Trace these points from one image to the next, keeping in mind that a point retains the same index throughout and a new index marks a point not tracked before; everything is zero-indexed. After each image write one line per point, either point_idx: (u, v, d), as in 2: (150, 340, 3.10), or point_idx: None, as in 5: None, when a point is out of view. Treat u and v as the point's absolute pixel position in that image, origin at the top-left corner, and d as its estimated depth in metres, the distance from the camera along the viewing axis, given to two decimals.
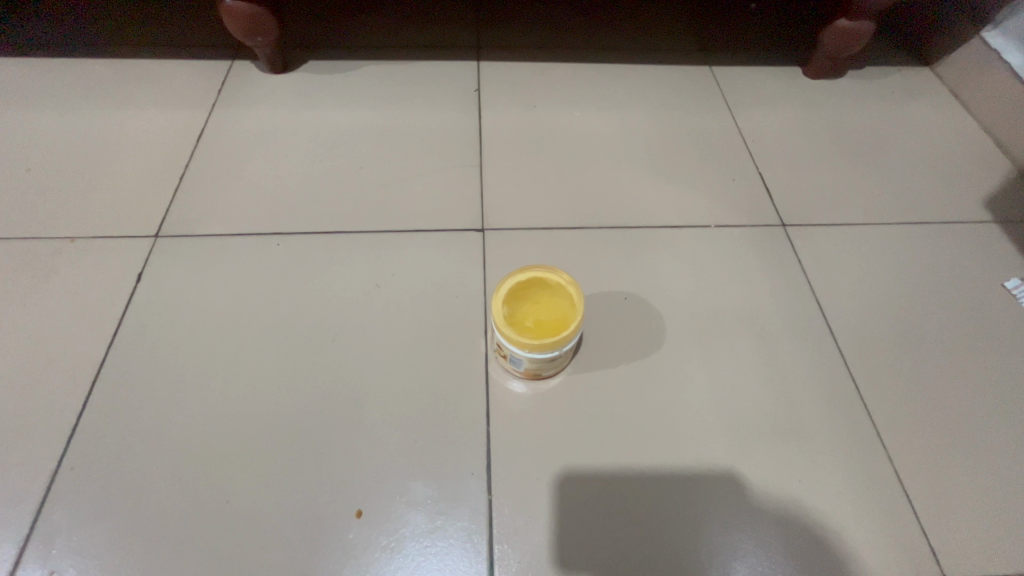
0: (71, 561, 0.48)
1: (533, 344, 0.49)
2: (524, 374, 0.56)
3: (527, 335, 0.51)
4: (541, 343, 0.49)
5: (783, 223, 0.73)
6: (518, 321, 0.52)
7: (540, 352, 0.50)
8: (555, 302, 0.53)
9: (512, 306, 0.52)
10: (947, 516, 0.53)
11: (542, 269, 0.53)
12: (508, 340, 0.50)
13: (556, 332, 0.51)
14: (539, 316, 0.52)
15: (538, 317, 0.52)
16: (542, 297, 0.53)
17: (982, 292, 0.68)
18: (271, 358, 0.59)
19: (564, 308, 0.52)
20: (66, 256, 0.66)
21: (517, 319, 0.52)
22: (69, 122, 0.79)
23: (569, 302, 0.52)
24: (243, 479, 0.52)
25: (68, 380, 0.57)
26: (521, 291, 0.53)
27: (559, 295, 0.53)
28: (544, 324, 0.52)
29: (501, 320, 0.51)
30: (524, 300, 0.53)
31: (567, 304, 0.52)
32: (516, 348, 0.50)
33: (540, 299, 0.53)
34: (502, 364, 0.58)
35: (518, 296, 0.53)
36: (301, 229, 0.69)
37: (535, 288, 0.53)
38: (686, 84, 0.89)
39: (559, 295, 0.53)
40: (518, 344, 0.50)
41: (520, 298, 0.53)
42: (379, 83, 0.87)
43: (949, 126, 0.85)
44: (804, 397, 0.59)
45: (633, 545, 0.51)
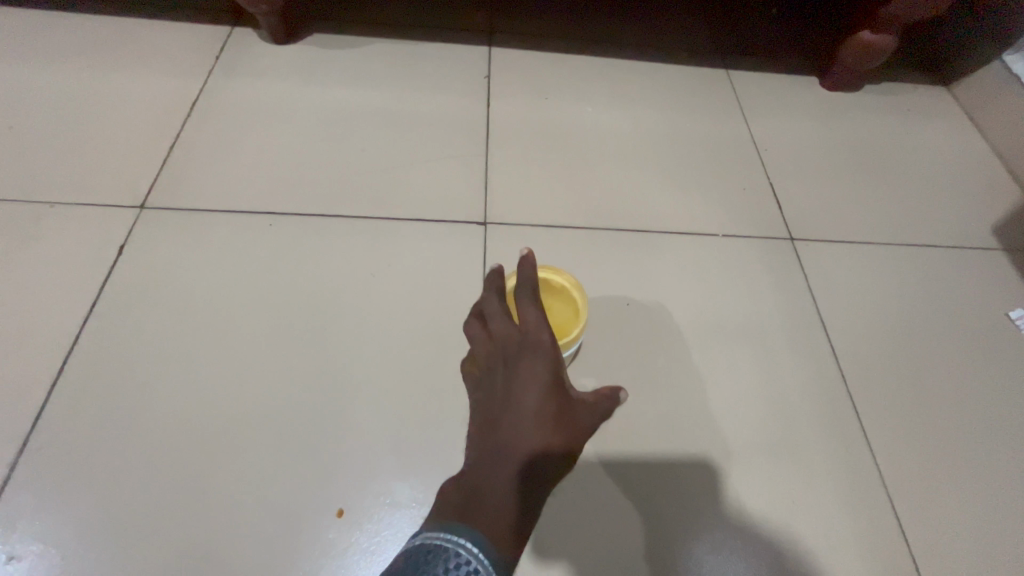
0: (33, 548, 0.46)
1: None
2: None
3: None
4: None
5: (792, 237, 0.71)
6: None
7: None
8: (560, 305, 0.51)
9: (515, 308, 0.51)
10: (936, 545, 0.53)
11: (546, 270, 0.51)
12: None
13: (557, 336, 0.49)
14: (541, 318, 0.51)
15: None
16: (547, 299, 0.51)
17: (986, 321, 0.67)
18: (257, 344, 0.57)
19: (568, 312, 0.50)
20: (46, 222, 0.63)
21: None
22: (57, 80, 0.75)
23: (573, 306, 0.50)
24: (222, 470, 0.50)
25: (39, 354, 0.55)
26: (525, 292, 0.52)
27: (562, 297, 0.51)
28: (546, 328, 0.50)
29: None
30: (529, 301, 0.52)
31: (570, 307, 0.50)
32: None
33: (544, 302, 0.51)
34: None
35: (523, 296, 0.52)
36: (297, 210, 0.66)
37: (540, 289, 0.52)
38: (702, 87, 0.87)
39: (563, 297, 0.51)
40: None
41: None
42: (385, 61, 0.84)
43: (963, 149, 0.84)
44: (801, 417, 0.58)
45: (621, 560, 0.50)
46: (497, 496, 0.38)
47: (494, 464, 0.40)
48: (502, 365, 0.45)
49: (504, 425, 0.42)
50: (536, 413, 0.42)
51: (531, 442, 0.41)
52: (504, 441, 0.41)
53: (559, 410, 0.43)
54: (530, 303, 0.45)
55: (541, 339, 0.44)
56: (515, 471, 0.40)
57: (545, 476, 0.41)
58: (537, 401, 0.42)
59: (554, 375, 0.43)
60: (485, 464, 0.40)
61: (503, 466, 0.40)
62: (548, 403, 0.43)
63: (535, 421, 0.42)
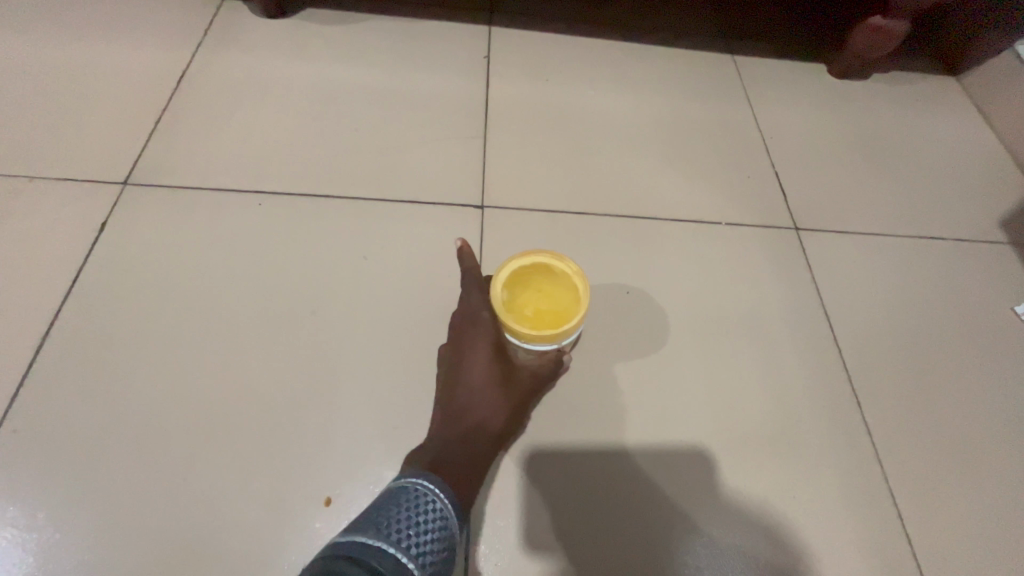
0: (6, 534, 0.44)
1: (526, 334, 0.44)
2: None
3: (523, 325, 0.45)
4: (536, 335, 0.44)
5: (796, 227, 0.70)
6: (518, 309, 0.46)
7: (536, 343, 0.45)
8: (560, 291, 0.47)
9: (512, 290, 0.47)
10: (935, 542, 0.52)
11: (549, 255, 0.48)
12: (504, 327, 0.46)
13: (556, 323, 0.45)
14: (540, 303, 0.47)
15: (539, 306, 0.46)
16: (547, 285, 0.48)
17: (991, 315, 0.66)
18: (243, 327, 0.55)
19: (569, 300, 0.47)
20: (24, 197, 0.60)
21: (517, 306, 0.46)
22: (38, 50, 0.72)
23: (573, 294, 0.47)
24: (205, 456, 0.49)
25: (15, 334, 0.52)
26: (525, 275, 0.48)
27: (564, 284, 0.47)
28: (544, 313, 0.46)
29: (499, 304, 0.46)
30: (528, 285, 0.48)
31: (572, 294, 0.47)
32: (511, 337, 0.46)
33: (544, 287, 0.48)
34: None
35: (521, 280, 0.48)
36: (287, 190, 0.64)
37: (538, 275, 0.48)
38: (707, 72, 0.84)
39: (564, 284, 0.47)
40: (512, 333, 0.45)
41: (523, 284, 0.48)
42: (382, 39, 0.81)
43: (971, 141, 0.82)
44: (803, 410, 0.57)
45: (616, 553, 0.49)
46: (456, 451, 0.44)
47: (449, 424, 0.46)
48: (455, 344, 0.50)
49: (459, 394, 0.48)
50: (485, 381, 0.47)
51: (483, 408, 0.47)
52: (460, 407, 0.47)
53: (506, 377, 0.48)
54: (476, 289, 0.49)
55: (485, 318, 0.47)
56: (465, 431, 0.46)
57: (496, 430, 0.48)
58: (486, 372, 0.47)
59: (502, 348, 0.47)
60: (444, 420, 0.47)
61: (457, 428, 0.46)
62: (497, 373, 0.48)
63: (485, 388, 0.47)
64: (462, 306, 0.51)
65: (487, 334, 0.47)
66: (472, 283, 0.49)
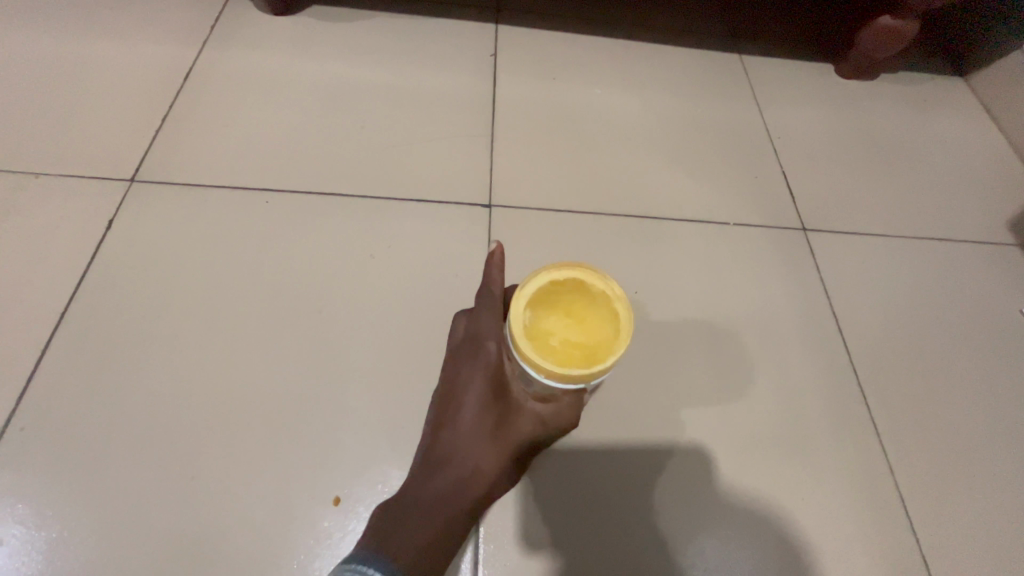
0: (15, 531, 0.44)
1: (552, 363, 0.35)
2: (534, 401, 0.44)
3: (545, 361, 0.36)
4: (559, 375, 0.35)
5: (804, 227, 0.69)
6: (541, 337, 0.37)
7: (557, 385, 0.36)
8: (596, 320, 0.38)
9: (535, 313, 0.38)
10: (944, 543, 0.52)
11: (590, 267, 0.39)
12: (523, 350, 0.36)
13: (587, 362, 0.36)
14: (569, 332, 0.37)
15: (568, 336, 0.37)
16: (582, 308, 0.38)
17: (1000, 316, 0.66)
18: (251, 325, 0.55)
19: (605, 331, 0.37)
20: (31, 194, 0.60)
21: (538, 334, 0.37)
22: (44, 46, 0.72)
23: (612, 324, 0.37)
24: (213, 454, 0.49)
25: (22, 331, 0.52)
26: (555, 295, 0.38)
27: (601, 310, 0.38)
28: (572, 345, 0.36)
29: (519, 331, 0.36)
30: (557, 306, 0.38)
31: (612, 325, 0.37)
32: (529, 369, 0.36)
33: (577, 311, 0.38)
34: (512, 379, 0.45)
35: (550, 299, 0.38)
36: (294, 188, 0.64)
37: (571, 292, 0.38)
38: (715, 71, 0.84)
39: (602, 309, 0.38)
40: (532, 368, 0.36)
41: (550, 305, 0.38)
42: (388, 37, 0.80)
43: (979, 142, 0.82)
44: (812, 411, 0.57)
45: (625, 554, 0.49)
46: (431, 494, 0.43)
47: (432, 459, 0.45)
48: (453, 370, 0.46)
49: (446, 429, 0.45)
50: (477, 421, 0.44)
51: (468, 450, 0.44)
52: (445, 444, 0.45)
53: (502, 418, 0.44)
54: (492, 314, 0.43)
55: (490, 355, 0.43)
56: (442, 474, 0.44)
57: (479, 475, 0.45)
58: (479, 410, 0.44)
59: (502, 390, 0.43)
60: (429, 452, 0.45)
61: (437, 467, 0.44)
62: (491, 413, 0.44)
63: (475, 428, 0.44)
64: (470, 327, 0.46)
65: (487, 373, 0.43)
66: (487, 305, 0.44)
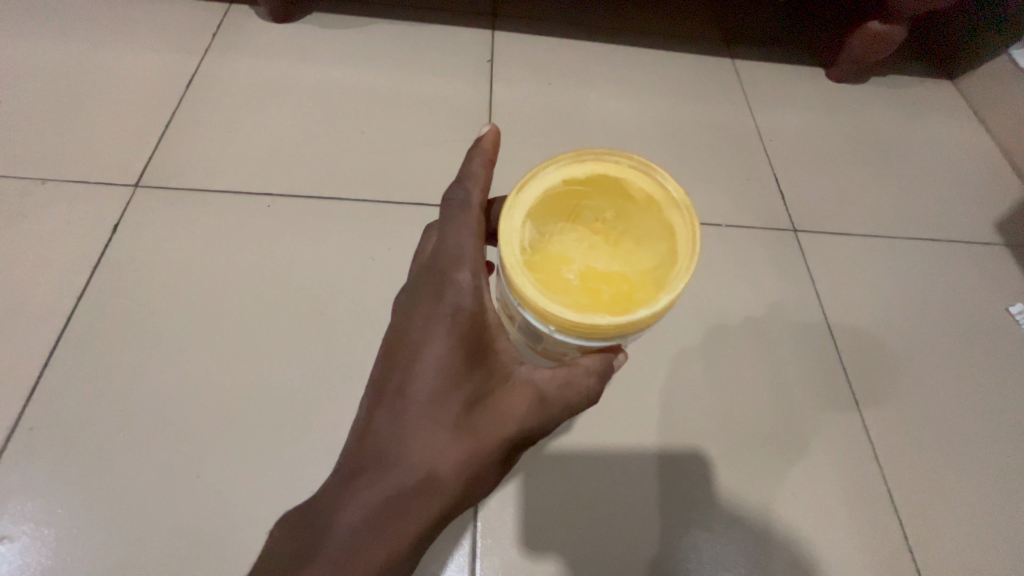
0: (26, 528, 0.46)
1: (567, 305, 0.29)
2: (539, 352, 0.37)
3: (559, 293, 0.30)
4: (574, 320, 0.29)
5: (795, 228, 0.71)
6: (551, 263, 0.31)
7: (574, 335, 0.30)
8: (632, 241, 0.32)
9: (543, 230, 0.32)
10: (930, 535, 0.54)
11: (628, 161, 0.33)
12: (530, 280, 0.30)
13: (618, 304, 0.30)
14: (591, 258, 0.31)
15: (592, 266, 0.31)
16: (612, 222, 0.32)
17: (986, 315, 0.67)
18: (254, 327, 0.56)
19: (641, 259, 0.31)
20: (37, 199, 0.61)
21: (547, 258, 0.31)
22: (48, 54, 0.73)
23: (647, 252, 0.32)
24: (218, 453, 0.50)
25: (30, 334, 0.53)
26: (574, 204, 0.33)
27: (639, 227, 0.33)
28: (595, 277, 0.31)
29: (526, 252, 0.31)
30: (574, 224, 0.32)
31: (652, 251, 0.32)
32: (531, 317, 0.31)
33: (603, 228, 0.32)
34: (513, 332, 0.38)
35: (568, 210, 0.33)
36: (295, 192, 0.65)
37: (600, 203, 0.33)
38: (708, 75, 0.85)
39: (640, 225, 0.33)
40: (531, 310, 0.30)
41: (565, 219, 0.33)
42: (387, 43, 0.82)
43: (967, 143, 0.84)
44: (802, 408, 0.58)
45: (619, 548, 0.51)
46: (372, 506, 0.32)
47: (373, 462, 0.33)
48: (409, 339, 0.35)
49: (397, 420, 0.34)
50: (438, 409, 0.34)
51: (424, 453, 0.33)
52: (392, 443, 0.33)
53: (480, 398, 0.35)
54: (468, 234, 0.36)
55: (464, 297, 0.34)
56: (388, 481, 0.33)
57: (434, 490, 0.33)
58: (444, 392, 0.34)
59: (479, 359, 0.35)
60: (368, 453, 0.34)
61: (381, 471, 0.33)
62: (460, 397, 0.34)
63: (436, 419, 0.34)
64: (440, 275, 0.35)
65: (456, 325, 0.34)
66: (459, 223, 0.36)
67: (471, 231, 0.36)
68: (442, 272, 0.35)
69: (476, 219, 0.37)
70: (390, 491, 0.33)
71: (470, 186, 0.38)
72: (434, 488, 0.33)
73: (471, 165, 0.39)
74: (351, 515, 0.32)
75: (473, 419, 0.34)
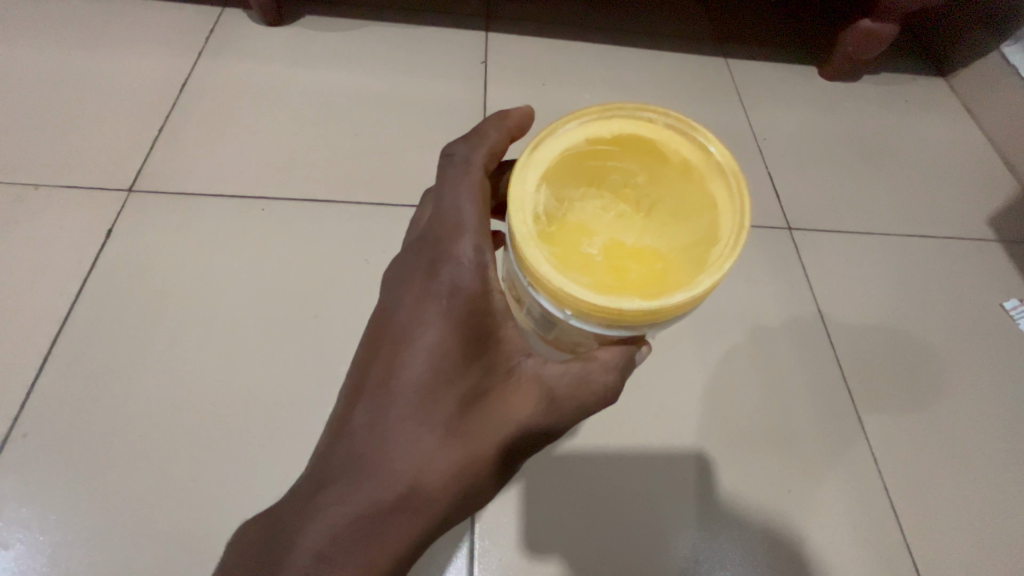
0: (20, 536, 0.45)
1: (587, 279, 0.29)
2: (552, 343, 0.37)
3: (582, 269, 0.29)
4: (597, 304, 0.28)
5: (790, 226, 0.71)
6: (571, 234, 0.30)
7: (592, 320, 0.30)
8: (666, 209, 0.31)
9: (562, 197, 0.31)
10: (927, 532, 0.54)
11: (663, 119, 0.33)
12: (548, 255, 0.30)
13: (645, 285, 0.29)
14: (618, 228, 0.30)
15: (617, 237, 0.30)
16: (643, 187, 0.32)
17: (982, 311, 0.67)
18: (249, 331, 0.56)
19: (673, 230, 0.31)
20: (30, 205, 0.61)
21: (566, 228, 0.30)
22: (40, 59, 0.73)
23: (682, 222, 0.31)
24: (214, 458, 0.50)
25: (24, 340, 0.53)
26: (598, 172, 0.32)
27: (673, 193, 0.32)
28: (622, 250, 0.30)
29: (543, 225, 0.30)
30: (598, 190, 0.32)
31: (688, 222, 0.31)
32: (546, 299, 0.30)
33: (633, 193, 0.31)
34: (520, 318, 0.37)
35: (589, 177, 0.32)
36: (290, 195, 0.65)
37: (631, 168, 0.32)
38: (702, 75, 0.86)
39: (674, 192, 0.32)
40: (547, 289, 0.29)
41: (587, 184, 0.32)
42: (381, 46, 0.82)
43: (961, 141, 0.84)
44: (799, 406, 0.58)
45: (617, 547, 0.51)
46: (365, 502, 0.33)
47: (366, 456, 0.34)
48: (405, 327, 0.35)
49: (392, 411, 0.34)
50: (434, 401, 0.34)
51: (421, 447, 0.34)
52: (387, 436, 0.34)
53: (478, 389, 0.35)
54: (468, 196, 0.35)
55: (462, 277, 0.35)
56: (382, 475, 0.33)
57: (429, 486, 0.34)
58: (439, 384, 0.34)
59: (480, 349, 0.35)
60: (361, 446, 0.34)
61: (376, 465, 0.33)
62: (459, 390, 0.34)
63: (433, 412, 0.34)
64: (438, 258, 0.35)
65: (453, 310, 0.35)
66: (461, 185, 0.36)
67: (473, 194, 0.35)
68: (441, 248, 0.35)
69: (479, 179, 0.36)
70: (383, 486, 0.33)
71: (478, 149, 0.37)
72: (424, 481, 0.34)
73: (487, 127, 0.38)
74: (336, 510, 0.32)
75: (469, 410, 0.34)
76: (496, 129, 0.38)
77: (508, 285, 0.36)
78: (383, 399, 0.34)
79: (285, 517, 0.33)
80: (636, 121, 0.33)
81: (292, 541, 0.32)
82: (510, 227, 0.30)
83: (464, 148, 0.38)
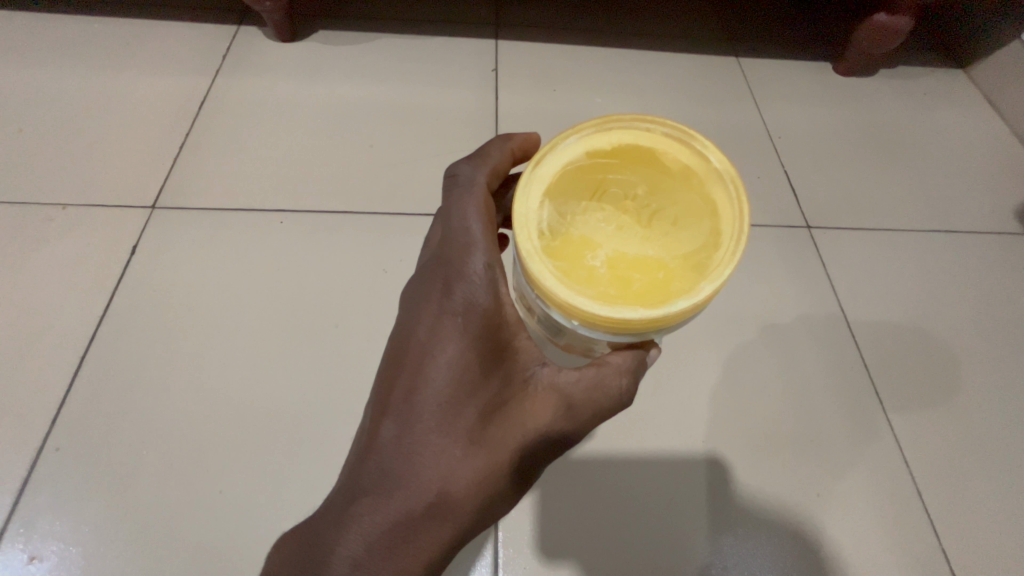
0: (54, 548, 0.46)
1: (590, 292, 0.29)
2: (564, 348, 0.37)
3: (585, 283, 0.29)
4: (601, 316, 0.28)
5: (809, 224, 0.70)
6: (574, 248, 0.30)
7: (599, 329, 0.30)
8: (667, 218, 0.31)
9: (564, 212, 0.31)
10: (964, 534, 0.52)
11: (659, 129, 0.33)
12: (551, 270, 0.30)
13: (650, 294, 0.29)
14: (621, 240, 0.30)
15: (620, 249, 0.30)
16: (644, 198, 0.31)
17: (1013, 306, 0.66)
18: (270, 343, 0.56)
19: (675, 239, 0.30)
20: (58, 223, 0.63)
21: (570, 242, 0.30)
22: (65, 82, 0.75)
23: (683, 229, 0.31)
24: (240, 468, 0.50)
25: (55, 356, 0.55)
26: (599, 185, 0.32)
27: (675, 202, 0.31)
28: (625, 261, 0.30)
29: (545, 241, 0.31)
30: (599, 202, 0.31)
31: (690, 229, 0.30)
32: (554, 311, 0.31)
33: (634, 204, 0.31)
34: (533, 326, 0.38)
35: (591, 190, 0.32)
36: (307, 207, 0.66)
37: (631, 179, 0.32)
38: (713, 74, 0.85)
39: (675, 200, 0.31)
40: (553, 303, 0.30)
41: (589, 197, 0.32)
42: (392, 58, 0.83)
43: (982, 132, 0.82)
44: (824, 407, 0.57)
45: (643, 553, 0.50)
46: (394, 515, 0.33)
47: (392, 470, 0.34)
48: (423, 343, 0.35)
49: (415, 425, 0.34)
50: (455, 415, 0.34)
51: (445, 459, 0.34)
52: (411, 450, 0.34)
53: (496, 399, 0.35)
54: (474, 214, 0.36)
55: (476, 293, 0.35)
56: (408, 487, 0.33)
57: (454, 496, 0.34)
58: (459, 398, 0.34)
59: (497, 361, 0.35)
60: (387, 461, 0.34)
61: (402, 478, 0.34)
62: (478, 402, 0.35)
63: (454, 424, 0.34)
64: (452, 275, 0.35)
65: (468, 325, 0.35)
66: (468, 205, 0.36)
67: (479, 210, 0.36)
68: (453, 265, 0.35)
69: (484, 196, 0.36)
70: (411, 499, 0.33)
71: (482, 168, 0.38)
72: (450, 492, 0.34)
73: (490, 150, 0.39)
74: (367, 525, 0.33)
75: (489, 420, 0.34)
76: (499, 150, 0.39)
77: (518, 296, 0.37)
78: (405, 415, 0.35)
79: (319, 531, 0.34)
80: (633, 133, 0.33)
81: (327, 555, 0.33)
82: (515, 243, 0.31)
83: (468, 168, 0.38)
